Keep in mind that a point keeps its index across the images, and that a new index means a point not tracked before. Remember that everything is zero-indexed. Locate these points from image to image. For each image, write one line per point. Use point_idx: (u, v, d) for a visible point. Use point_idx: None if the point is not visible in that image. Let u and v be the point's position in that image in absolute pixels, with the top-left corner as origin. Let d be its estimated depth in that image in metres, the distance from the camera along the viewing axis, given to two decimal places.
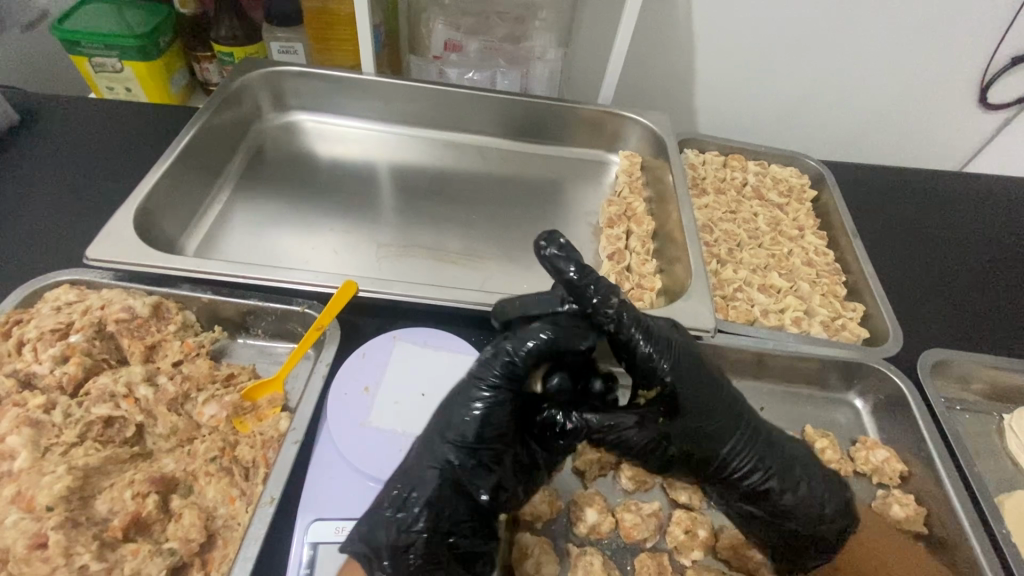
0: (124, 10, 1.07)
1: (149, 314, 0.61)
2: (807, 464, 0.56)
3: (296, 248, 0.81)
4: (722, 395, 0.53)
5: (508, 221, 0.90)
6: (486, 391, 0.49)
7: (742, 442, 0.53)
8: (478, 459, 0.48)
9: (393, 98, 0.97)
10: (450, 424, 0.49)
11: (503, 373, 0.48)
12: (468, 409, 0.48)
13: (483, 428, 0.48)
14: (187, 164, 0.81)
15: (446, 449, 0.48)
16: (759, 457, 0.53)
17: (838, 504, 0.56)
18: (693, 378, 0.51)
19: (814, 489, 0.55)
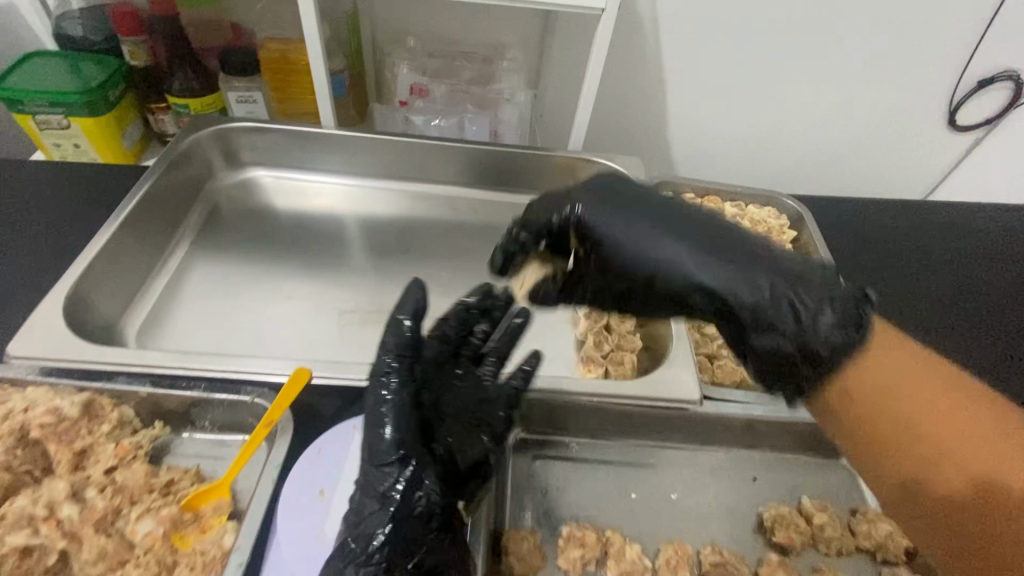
0: (70, 65, 1.02)
1: (79, 415, 0.56)
2: (802, 274, 0.47)
3: (251, 320, 0.75)
4: (664, 218, 0.50)
5: (481, 276, 0.86)
6: (393, 402, 0.49)
7: (697, 244, 0.48)
8: (412, 465, 0.48)
9: (354, 151, 0.92)
10: (375, 447, 0.49)
11: (397, 382, 0.50)
12: (378, 417, 0.49)
13: (406, 434, 0.49)
14: (128, 236, 0.75)
15: (380, 470, 0.48)
16: (722, 262, 0.47)
17: (846, 322, 0.45)
18: (615, 202, 0.52)
19: (815, 295, 0.46)
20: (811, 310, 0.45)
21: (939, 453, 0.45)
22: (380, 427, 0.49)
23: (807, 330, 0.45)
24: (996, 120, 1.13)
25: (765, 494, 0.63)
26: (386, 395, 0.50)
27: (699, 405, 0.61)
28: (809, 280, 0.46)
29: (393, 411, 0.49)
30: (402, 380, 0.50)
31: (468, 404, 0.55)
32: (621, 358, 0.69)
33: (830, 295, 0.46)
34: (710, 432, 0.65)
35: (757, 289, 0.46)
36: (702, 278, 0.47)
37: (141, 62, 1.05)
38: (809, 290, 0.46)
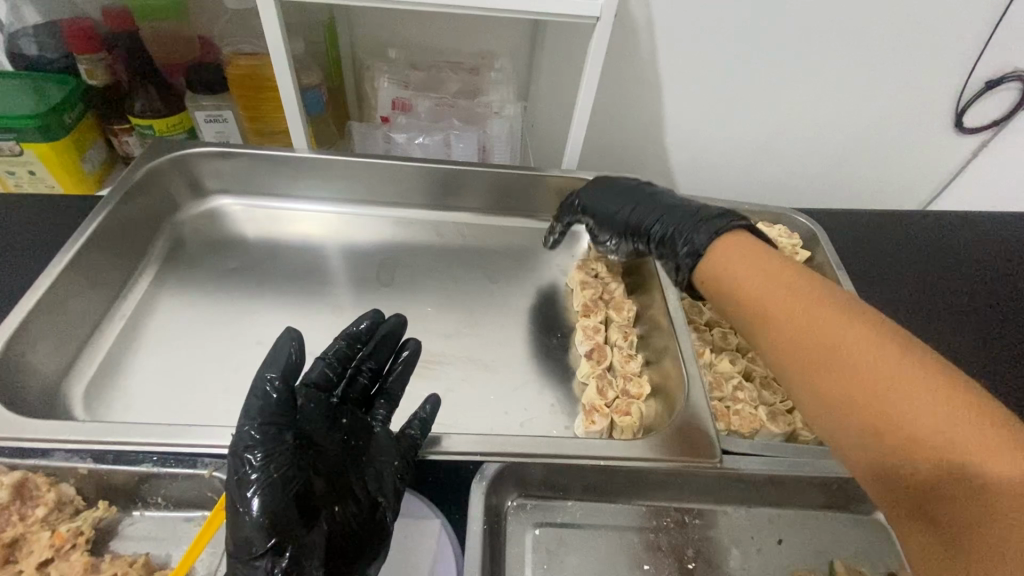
0: (23, 87, 0.94)
1: (8, 499, 0.49)
2: (694, 213, 0.63)
3: (216, 368, 0.67)
4: (637, 193, 0.73)
5: (472, 308, 0.78)
6: (258, 477, 0.42)
7: (633, 206, 0.71)
8: (286, 549, 0.42)
9: (331, 174, 0.85)
10: (242, 536, 0.42)
11: (262, 453, 0.43)
12: (243, 502, 0.42)
13: (278, 514, 0.42)
14: (75, 281, 0.68)
15: (251, 563, 0.41)
16: (647, 207, 0.68)
17: (705, 234, 0.59)
18: (604, 187, 0.76)
19: (684, 226, 0.62)
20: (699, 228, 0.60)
21: (881, 416, 0.40)
22: (247, 514, 0.41)
23: (691, 245, 0.60)
24: (1003, 121, 1.07)
25: (790, 558, 0.57)
26: (250, 474, 0.42)
27: (719, 463, 0.55)
28: (694, 215, 0.63)
29: (260, 493, 0.42)
30: (270, 455, 0.43)
31: (359, 460, 0.49)
32: (627, 408, 0.63)
33: (721, 217, 0.61)
34: (727, 488, 0.58)
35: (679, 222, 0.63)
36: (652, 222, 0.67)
37: (101, 82, 0.98)
38: (680, 220, 0.64)
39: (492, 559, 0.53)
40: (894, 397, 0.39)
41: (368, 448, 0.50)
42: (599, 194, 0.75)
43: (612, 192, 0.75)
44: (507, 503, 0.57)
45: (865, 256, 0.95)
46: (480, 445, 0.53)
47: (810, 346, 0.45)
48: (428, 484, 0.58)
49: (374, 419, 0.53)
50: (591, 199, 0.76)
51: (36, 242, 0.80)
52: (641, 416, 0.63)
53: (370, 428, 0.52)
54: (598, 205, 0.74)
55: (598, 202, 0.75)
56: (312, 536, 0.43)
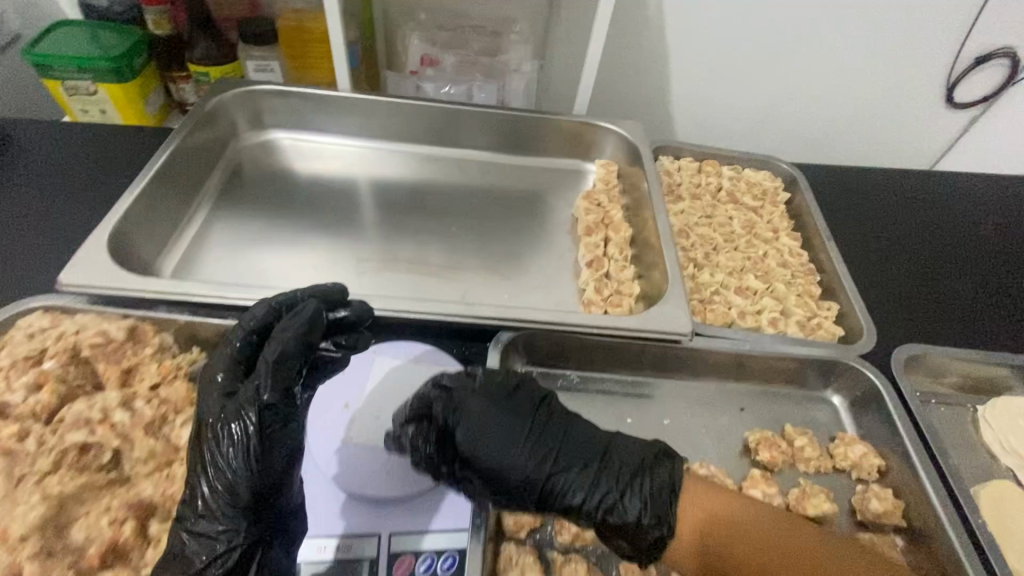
0: (95, 33, 1.06)
1: (125, 338, 0.61)
2: (597, 463, 0.53)
3: (277, 266, 0.81)
4: (521, 408, 0.55)
5: (490, 233, 0.91)
6: (258, 408, 0.48)
7: (531, 446, 0.53)
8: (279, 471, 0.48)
9: (371, 114, 0.97)
10: (229, 458, 0.47)
11: (273, 392, 0.48)
12: (241, 449, 0.47)
13: (270, 440, 0.47)
14: (162, 186, 0.80)
15: (237, 481, 0.46)
16: (538, 439, 0.53)
17: (656, 512, 0.51)
18: (484, 412, 0.54)
19: (624, 502, 0.51)
20: (587, 492, 0.52)
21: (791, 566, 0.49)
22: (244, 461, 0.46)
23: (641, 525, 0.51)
24: (992, 98, 1.15)
25: (749, 423, 0.69)
26: (258, 405, 0.47)
27: (690, 338, 0.66)
28: (612, 465, 0.53)
29: (258, 423, 0.47)
30: (276, 416, 0.48)
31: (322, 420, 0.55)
32: (619, 302, 0.75)
33: (643, 471, 0.53)
34: (700, 365, 0.71)
35: (578, 486, 0.52)
36: (540, 468, 0.52)
37: (164, 31, 1.10)
38: (596, 476, 0.53)
39: None
40: (791, 540, 0.50)
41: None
42: (459, 403, 0.54)
43: (479, 391, 0.55)
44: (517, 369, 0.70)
45: (857, 196, 1.00)
46: (498, 316, 0.65)
47: (723, 532, 0.51)
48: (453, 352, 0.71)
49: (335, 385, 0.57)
50: (448, 420, 0.53)
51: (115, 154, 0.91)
52: (630, 309, 0.75)
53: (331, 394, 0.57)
54: (485, 447, 0.52)
55: (460, 430, 0.53)
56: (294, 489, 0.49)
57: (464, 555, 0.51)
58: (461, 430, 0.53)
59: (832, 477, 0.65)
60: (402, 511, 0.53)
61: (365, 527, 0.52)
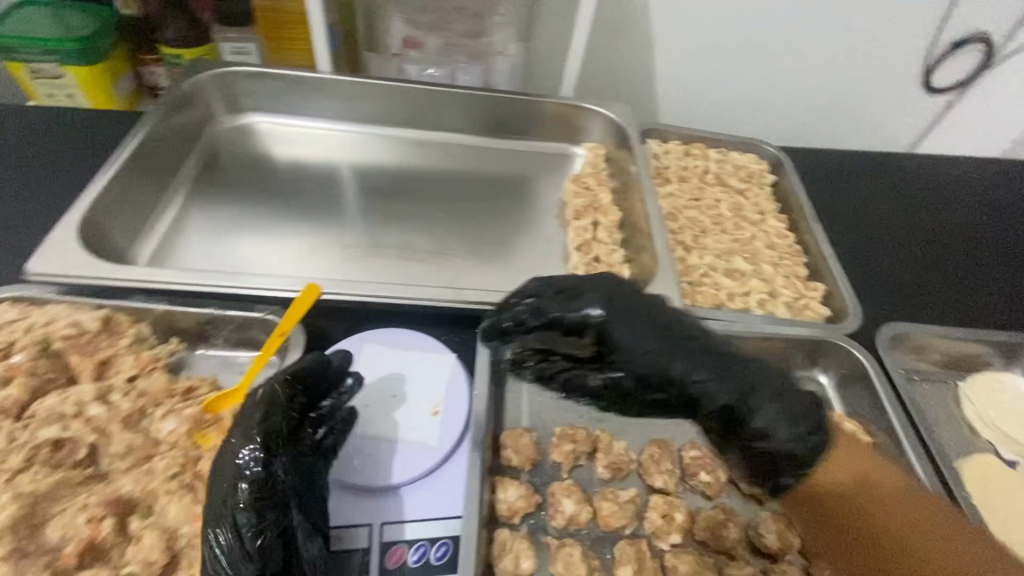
0: (60, 14, 1.01)
1: (99, 329, 0.59)
2: (743, 359, 0.45)
3: (258, 254, 0.78)
4: (652, 313, 0.46)
5: (476, 217, 0.90)
6: (251, 465, 0.46)
7: (652, 337, 0.45)
8: (273, 520, 0.44)
9: (352, 97, 0.95)
10: (227, 509, 0.44)
11: (259, 444, 0.47)
12: (227, 546, 0.43)
13: (266, 489, 0.45)
14: (134, 172, 0.77)
15: (231, 533, 0.43)
16: (657, 336, 0.45)
17: (806, 426, 0.43)
18: (622, 304, 0.45)
19: (767, 412, 0.43)
20: (731, 387, 0.44)
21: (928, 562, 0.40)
22: (235, 557, 0.42)
23: (775, 453, 0.44)
24: (969, 81, 1.16)
25: None
26: (247, 464, 0.46)
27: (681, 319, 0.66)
28: (746, 371, 0.44)
29: (250, 480, 0.45)
30: (252, 501, 0.44)
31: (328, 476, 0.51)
32: None
33: (779, 388, 0.45)
34: None
35: (715, 383, 0.44)
36: (672, 368, 0.44)
37: (134, 12, 1.06)
38: (721, 378, 0.44)
39: (497, 394, 0.64)
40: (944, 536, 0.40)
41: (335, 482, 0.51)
42: (576, 287, 0.46)
43: (574, 279, 0.47)
44: None
45: (841, 178, 1.01)
46: (487, 301, 0.64)
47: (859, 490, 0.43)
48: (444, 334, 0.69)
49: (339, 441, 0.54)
50: (560, 310, 0.45)
51: (83, 139, 0.87)
52: None
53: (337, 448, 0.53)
54: (624, 334, 0.44)
55: (593, 307, 0.44)
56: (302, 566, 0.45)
57: (457, 542, 0.51)
58: (595, 310, 0.44)
59: None
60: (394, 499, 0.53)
61: (356, 518, 0.52)
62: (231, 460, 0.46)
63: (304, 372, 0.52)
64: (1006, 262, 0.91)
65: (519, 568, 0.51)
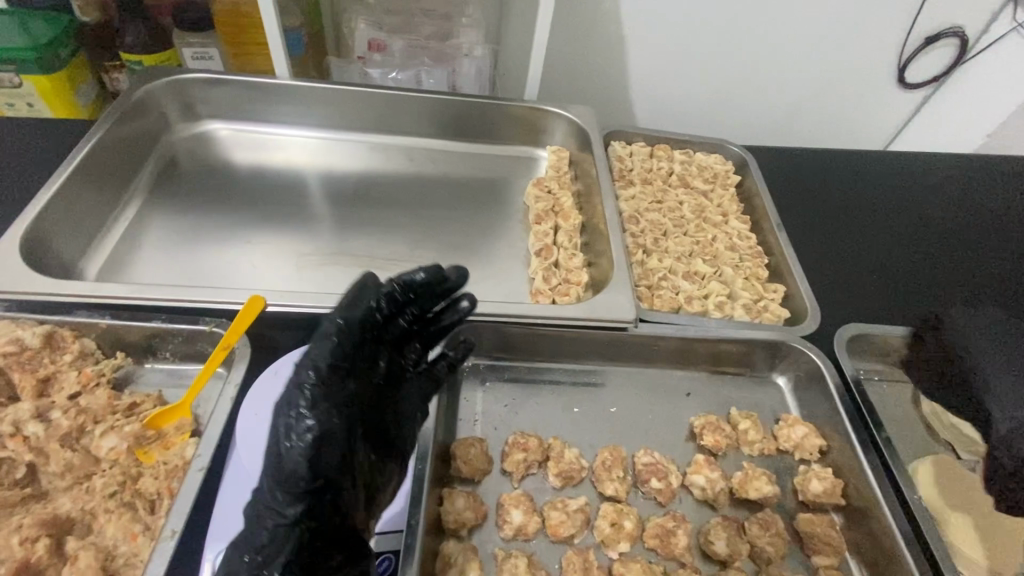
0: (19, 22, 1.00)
1: (40, 346, 0.58)
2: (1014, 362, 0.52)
3: (213, 264, 0.78)
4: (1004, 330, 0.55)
5: (440, 223, 0.89)
6: (314, 376, 0.44)
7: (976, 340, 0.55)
8: (326, 438, 0.42)
9: (312, 102, 0.94)
10: (287, 423, 0.42)
11: (327, 357, 0.44)
12: (296, 430, 0.42)
13: (323, 404, 0.43)
14: (83, 184, 0.76)
15: (291, 449, 0.41)
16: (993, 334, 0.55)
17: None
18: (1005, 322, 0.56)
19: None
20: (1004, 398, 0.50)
21: None
22: (299, 446, 0.41)
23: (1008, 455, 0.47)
24: (943, 76, 1.16)
25: (696, 408, 0.69)
26: (308, 378, 0.43)
27: (634, 325, 0.66)
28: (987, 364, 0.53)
29: (313, 391, 0.43)
30: (329, 397, 0.43)
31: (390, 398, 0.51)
32: (566, 291, 0.74)
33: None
34: (647, 352, 0.70)
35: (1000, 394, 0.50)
36: (981, 372, 0.52)
37: (94, 19, 1.05)
38: (990, 390, 0.51)
39: (449, 403, 0.64)
40: None
41: (411, 407, 0.52)
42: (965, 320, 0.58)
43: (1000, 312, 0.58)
44: (463, 363, 0.68)
45: (808, 177, 1.01)
46: None
47: None
48: None
49: (405, 360, 0.54)
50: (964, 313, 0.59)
51: (36, 148, 0.86)
52: (578, 298, 0.74)
53: (404, 372, 0.53)
54: (962, 334, 0.57)
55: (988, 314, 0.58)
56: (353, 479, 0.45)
57: (399, 557, 0.51)
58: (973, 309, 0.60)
59: (775, 459, 0.66)
60: None
61: None
62: (301, 368, 0.44)
63: (424, 287, 0.51)
64: (967, 260, 0.91)
65: None
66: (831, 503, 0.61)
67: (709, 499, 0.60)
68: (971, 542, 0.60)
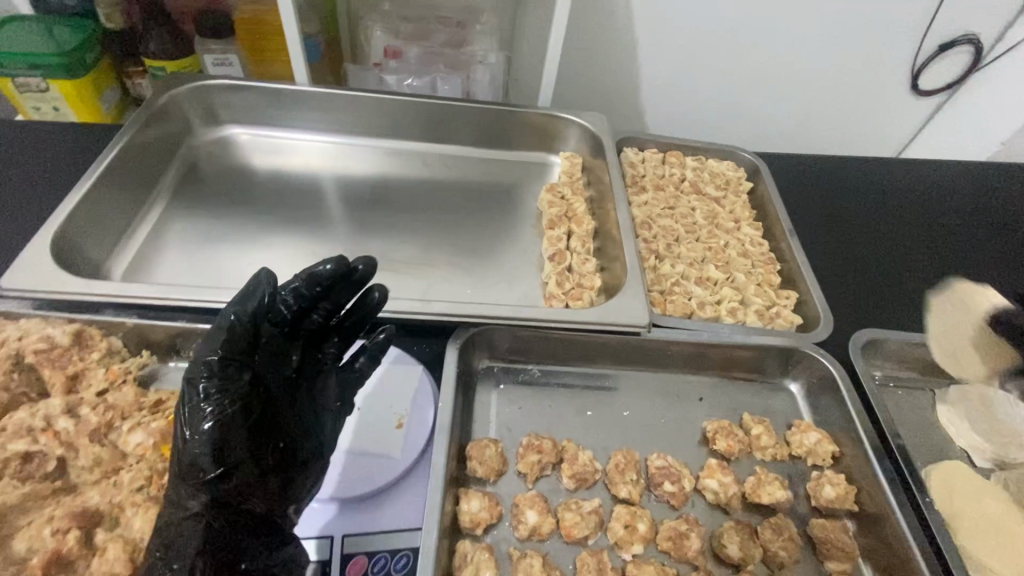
0: (47, 28, 1.02)
1: (70, 343, 0.60)
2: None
3: (232, 267, 0.79)
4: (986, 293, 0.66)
5: (454, 227, 0.90)
6: (209, 374, 0.46)
7: None
8: (220, 431, 0.45)
9: (329, 109, 0.96)
10: (190, 420, 0.46)
11: (224, 353, 0.46)
12: (195, 428, 0.45)
13: (220, 401, 0.46)
14: (110, 187, 0.78)
15: (192, 444, 0.45)
16: None
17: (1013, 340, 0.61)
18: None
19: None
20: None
21: None
22: (196, 438, 0.45)
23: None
24: (956, 84, 1.16)
25: (708, 412, 0.70)
26: (203, 377, 0.46)
27: (648, 330, 0.66)
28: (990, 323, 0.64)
29: (212, 389, 0.45)
30: (224, 390, 0.46)
31: (302, 389, 0.54)
32: (580, 295, 0.74)
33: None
34: (659, 357, 0.71)
35: None
36: None
37: (117, 25, 1.07)
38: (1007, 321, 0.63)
39: (464, 405, 0.65)
40: None
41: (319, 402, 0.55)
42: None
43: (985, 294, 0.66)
44: (478, 366, 0.69)
45: (820, 184, 1.01)
46: (453, 312, 0.64)
47: None
48: (415, 338, 0.68)
49: (324, 356, 0.57)
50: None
51: (63, 152, 0.88)
52: (591, 302, 0.74)
53: (319, 365, 0.57)
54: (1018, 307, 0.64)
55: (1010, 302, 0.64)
56: (250, 467, 0.48)
57: (417, 554, 0.51)
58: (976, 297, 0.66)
59: (788, 465, 0.66)
60: (370, 508, 0.54)
61: (317, 528, 0.53)
62: (198, 364, 0.46)
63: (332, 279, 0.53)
64: (981, 268, 0.91)
65: None
66: (844, 509, 0.61)
67: (722, 503, 0.61)
68: (989, 550, 0.60)
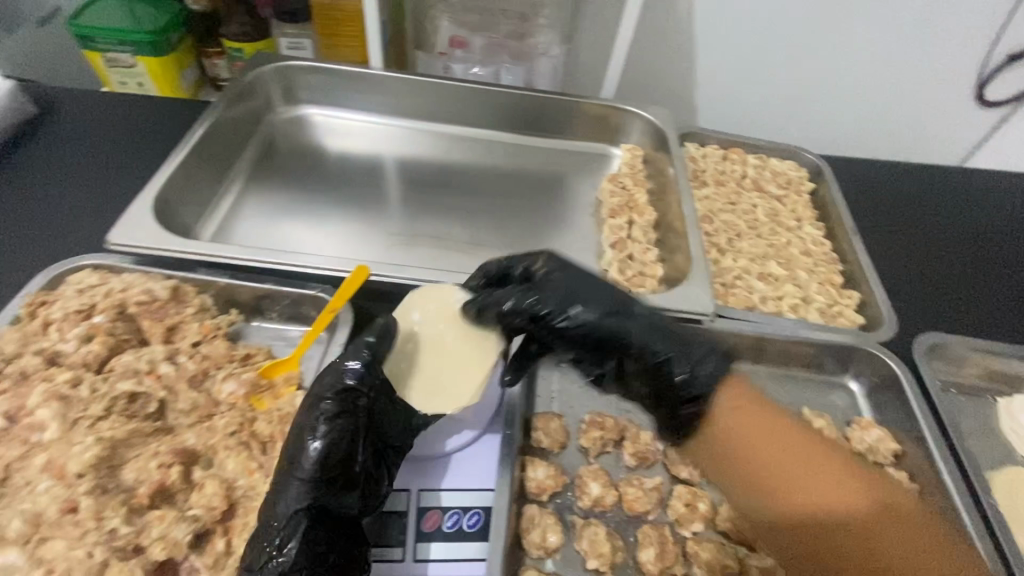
0: (136, 6, 1.07)
1: (168, 298, 0.64)
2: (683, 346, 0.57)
3: (306, 238, 0.83)
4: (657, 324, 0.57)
5: (516, 212, 0.93)
6: (330, 400, 0.49)
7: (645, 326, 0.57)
8: (331, 450, 0.48)
9: (400, 94, 1.00)
10: (304, 436, 0.48)
11: (346, 385, 0.50)
12: (309, 446, 0.48)
13: (336, 422, 0.48)
14: (202, 157, 0.83)
15: (304, 462, 0.47)
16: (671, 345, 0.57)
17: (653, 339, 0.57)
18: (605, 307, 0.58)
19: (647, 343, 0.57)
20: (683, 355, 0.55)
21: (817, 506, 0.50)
22: (308, 454, 0.47)
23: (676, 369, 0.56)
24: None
25: (766, 404, 0.71)
26: (326, 398, 0.49)
27: (711, 318, 0.67)
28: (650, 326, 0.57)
29: (329, 414, 0.49)
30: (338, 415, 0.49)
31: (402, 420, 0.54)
32: (641, 282, 0.76)
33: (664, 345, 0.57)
34: (719, 347, 0.72)
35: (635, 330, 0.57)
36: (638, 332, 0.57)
37: (202, 7, 1.09)
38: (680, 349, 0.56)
39: (529, 380, 0.67)
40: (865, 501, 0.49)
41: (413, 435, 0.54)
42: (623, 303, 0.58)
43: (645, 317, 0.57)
44: None
45: (883, 188, 1.00)
46: None
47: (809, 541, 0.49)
48: None
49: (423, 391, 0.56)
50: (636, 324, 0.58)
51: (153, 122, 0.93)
52: (654, 290, 0.76)
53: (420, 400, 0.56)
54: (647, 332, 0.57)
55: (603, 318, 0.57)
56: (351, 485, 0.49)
57: (489, 513, 0.54)
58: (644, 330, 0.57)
59: (846, 460, 0.66)
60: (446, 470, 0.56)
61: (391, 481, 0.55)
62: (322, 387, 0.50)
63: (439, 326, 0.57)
64: None
65: (547, 541, 0.54)
66: None
67: None
68: None
